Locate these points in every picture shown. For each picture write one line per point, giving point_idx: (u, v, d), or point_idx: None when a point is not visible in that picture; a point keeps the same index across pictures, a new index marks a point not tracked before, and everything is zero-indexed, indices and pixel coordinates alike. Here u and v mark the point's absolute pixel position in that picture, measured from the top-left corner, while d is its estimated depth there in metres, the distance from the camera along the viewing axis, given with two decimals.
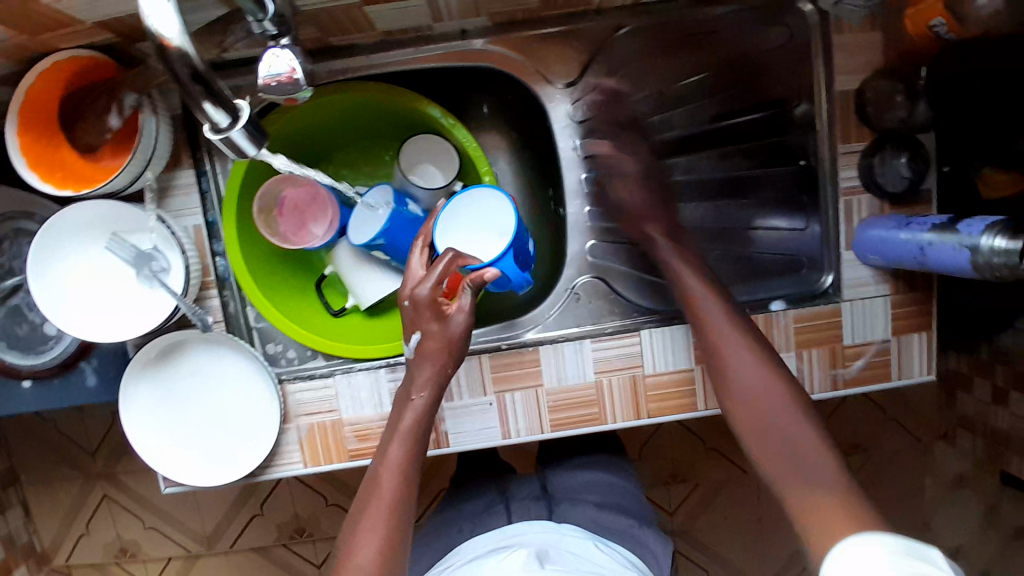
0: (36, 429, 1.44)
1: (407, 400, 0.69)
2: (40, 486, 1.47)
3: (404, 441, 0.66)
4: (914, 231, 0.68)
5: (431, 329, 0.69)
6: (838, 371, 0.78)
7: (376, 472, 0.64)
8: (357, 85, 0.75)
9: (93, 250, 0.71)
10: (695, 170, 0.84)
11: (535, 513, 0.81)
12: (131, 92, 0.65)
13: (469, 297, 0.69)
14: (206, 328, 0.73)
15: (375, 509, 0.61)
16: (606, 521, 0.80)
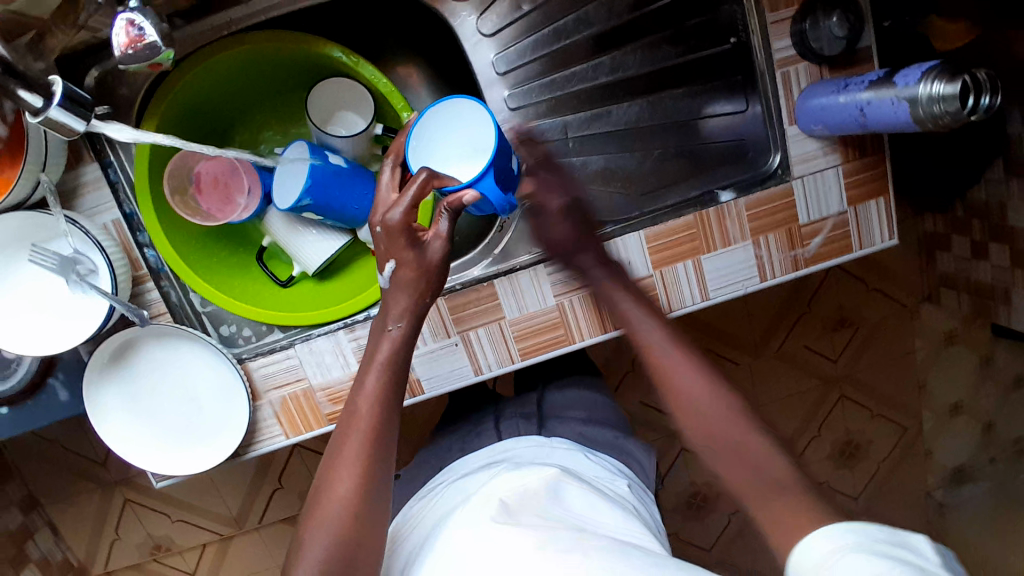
0: (43, 450, 1.46)
1: (383, 330, 0.67)
2: (61, 503, 1.50)
3: (380, 371, 0.65)
4: (852, 93, 0.65)
5: (405, 257, 0.65)
6: (798, 252, 0.77)
7: (354, 402, 0.64)
8: (247, 37, 0.71)
9: (16, 267, 0.68)
10: (622, 68, 0.79)
11: (524, 428, 0.82)
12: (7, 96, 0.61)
13: (447, 221, 0.66)
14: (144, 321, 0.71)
15: (352, 440, 0.61)
16: (593, 434, 0.82)
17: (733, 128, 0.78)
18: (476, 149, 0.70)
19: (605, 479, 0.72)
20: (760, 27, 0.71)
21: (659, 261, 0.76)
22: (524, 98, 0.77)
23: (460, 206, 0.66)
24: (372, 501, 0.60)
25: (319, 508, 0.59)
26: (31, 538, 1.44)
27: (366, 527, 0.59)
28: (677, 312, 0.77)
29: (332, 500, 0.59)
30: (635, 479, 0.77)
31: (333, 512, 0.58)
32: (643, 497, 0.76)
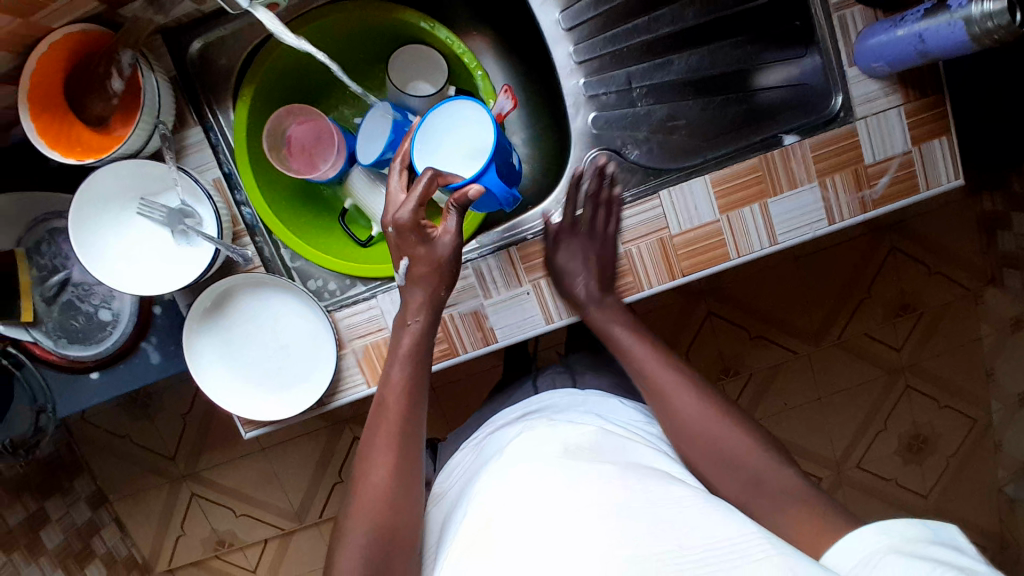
0: (115, 445, 1.53)
1: (404, 326, 0.74)
2: (130, 499, 1.55)
3: (406, 362, 0.72)
4: (908, 24, 0.69)
5: (419, 253, 0.72)
6: (864, 193, 0.78)
7: (383, 395, 0.71)
8: (333, 10, 0.75)
9: (127, 220, 0.75)
10: (681, 20, 0.81)
11: (560, 380, 0.90)
12: (126, 48, 0.68)
13: (455, 218, 0.72)
14: (247, 259, 0.77)
15: (387, 424, 0.69)
16: (626, 385, 0.88)
17: (790, 75, 0.81)
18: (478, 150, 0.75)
19: (633, 427, 0.75)
20: None
21: (725, 206, 0.77)
22: (589, 51, 0.81)
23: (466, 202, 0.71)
24: (406, 483, 0.67)
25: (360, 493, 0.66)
26: (102, 532, 1.49)
27: (399, 508, 0.66)
28: (744, 257, 0.78)
29: (368, 486, 0.66)
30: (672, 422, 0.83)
31: (370, 497, 0.65)
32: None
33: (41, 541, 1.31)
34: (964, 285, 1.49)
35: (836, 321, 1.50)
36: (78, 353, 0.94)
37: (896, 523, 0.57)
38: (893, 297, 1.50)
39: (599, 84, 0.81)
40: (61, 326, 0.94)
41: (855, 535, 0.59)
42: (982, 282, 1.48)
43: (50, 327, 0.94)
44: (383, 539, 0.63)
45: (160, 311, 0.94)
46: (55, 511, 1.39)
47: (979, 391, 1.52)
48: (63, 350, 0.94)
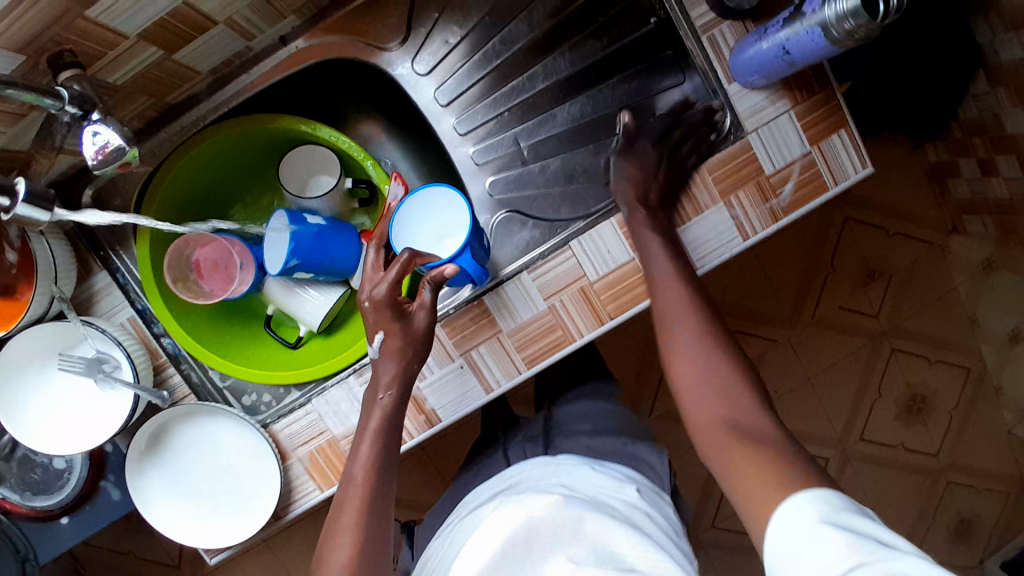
0: (119, 561, 1.50)
1: (375, 400, 0.73)
2: None
3: (371, 440, 0.71)
4: (772, 36, 0.67)
5: (393, 328, 0.73)
6: (773, 203, 0.76)
7: (352, 471, 0.70)
8: (213, 132, 0.75)
9: (48, 376, 0.74)
10: (556, 72, 0.83)
11: (532, 452, 0.81)
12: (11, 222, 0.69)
13: (430, 292, 0.73)
14: (164, 400, 0.76)
15: (347, 513, 0.67)
16: (599, 445, 0.79)
17: (680, 101, 0.81)
18: (450, 229, 0.75)
19: (611, 492, 0.68)
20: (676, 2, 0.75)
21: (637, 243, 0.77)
22: (471, 121, 0.83)
23: (442, 280, 0.71)
24: (372, 560, 0.66)
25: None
26: None
27: None
28: None
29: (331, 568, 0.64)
30: (645, 483, 0.74)
31: None
32: (656, 499, 0.72)
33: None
34: (928, 239, 1.48)
35: (810, 300, 1.48)
36: (42, 503, 0.93)
37: (826, 493, 0.54)
38: (858, 264, 1.48)
39: (488, 151, 0.83)
40: (20, 481, 0.94)
41: (789, 508, 0.54)
42: (943, 232, 1.48)
43: (13, 482, 0.93)
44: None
45: (113, 449, 0.94)
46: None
47: (965, 339, 1.50)
48: (29, 503, 0.93)
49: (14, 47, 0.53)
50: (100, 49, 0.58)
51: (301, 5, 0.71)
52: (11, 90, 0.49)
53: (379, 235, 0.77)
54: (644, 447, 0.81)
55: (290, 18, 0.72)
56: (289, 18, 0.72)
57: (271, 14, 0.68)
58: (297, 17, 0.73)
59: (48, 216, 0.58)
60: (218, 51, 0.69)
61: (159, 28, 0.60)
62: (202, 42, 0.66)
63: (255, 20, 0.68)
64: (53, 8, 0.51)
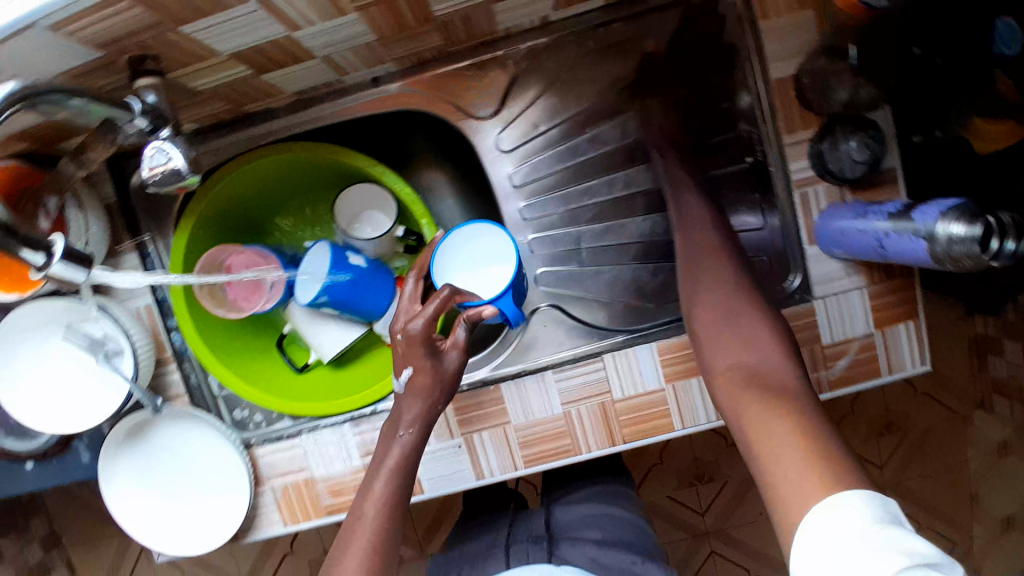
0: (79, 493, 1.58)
1: (394, 435, 0.69)
2: (84, 543, 1.64)
3: (386, 476, 0.67)
4: (871, 221, 0.64)
5: (422, 364, 0.69)
6: (820, 373, 0.74)
7: (362, 505, 0.66)
8: (277, 148, 0.75)
9: (48, 346, 0.72)
10: (636, 182, 0.79)
11: (535, 556, 0.78)
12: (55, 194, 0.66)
13: (464, 331, 0.71)
14: (157, 408, 0.74)
15: (354, 548, 0.63)
16: (606, 560, 0.76)
17: (756, 241, 0.78)
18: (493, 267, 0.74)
19: None
20: (777, 149, 0.72)
21: (671, 375, 0.74)
22: (540, 209, 0.79)
23: (478, 320, 0.71)
24: None
25: None
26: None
27: None
28: (689, 429, 0.74)
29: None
30: None
31: None
32: None
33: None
34: (951, 407, 1.44)
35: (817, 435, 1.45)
36: (12, 446, 0.92)
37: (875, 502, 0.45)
38: (876, 415, 1.46)
39: (546, 242, 0.79)
40: None
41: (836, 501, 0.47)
42: (970, 405, 1.42)
43: None
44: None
45: None
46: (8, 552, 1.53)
47: (962, 517, 1.44)
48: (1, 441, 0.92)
49: (97, 45, 0.50)
50: (188, 61, 0.56)
51: (404, 55, 0.69)
52: (76, 100, 0.48)
53: (423, 267, 0.74)
54: (657, 568, 0.76)
55: (387, 63, 0.70)
56: (387, 64, 0.70)
57: (371, 57, 0.67)
58: (396, 64, 0.71)
59: (84, 277, 0.55)
60: (306, 78, 0.68)
61: (252, 51, 0.57)
62: (296, 69, 0.64)
63: (352, 60, 0.66)
64: (147, 20, 0.48)
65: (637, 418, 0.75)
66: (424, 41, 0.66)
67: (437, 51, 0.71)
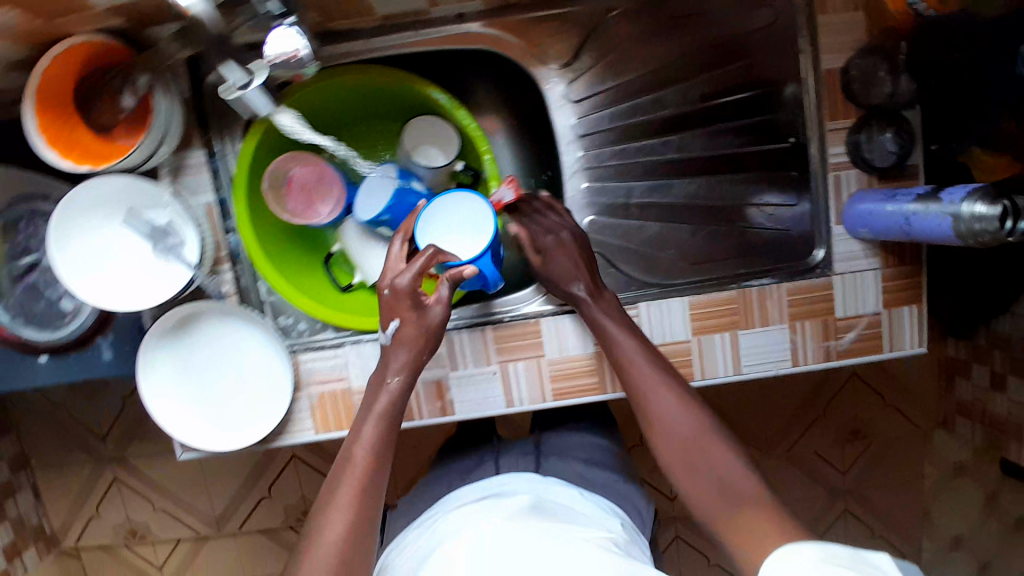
0: (56, 415, 1.61)
1: (382, 383, 0.71)
2: (50, 468, 1.65)
3: (378, 422, 0.69)
4: (899, 203, 0.71)
5: (409, 317, 0.72)
6: (830, 343, 0.81)
7: (349, 450, 0.67)
8: (355, 69, 0.79)
9: (106, 227, 0.71)
10: (688, 148, 0.86)
11: (523, 465, 0.83)
12: (144, 74, 0.65)
13: (447, 289, 0.72)
14: (218, 298, 0.78)
15: (346, 488, 0.64)
16: (590, 475, 0.82)
17: (780, 218, 0.84)
18: (472, 229, 0.76)
19: (596, 519, 0.71)
20: (818, 133, 0.79)
21: (699, 328, 0.80)
22: (597, 159, 0.85)
23: (460, 279, 0.72)
24: (364, 544, 0.63)
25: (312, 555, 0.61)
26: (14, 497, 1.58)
27: None
28: (709, 379, 0.81)
29: (315, 552, 0.61)
30: (627, 520, 0.77)
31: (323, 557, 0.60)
32: (635, 536, 0.75)
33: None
34: (915, 423, 1.53)
35: (790, 436, 1.52)
36: (29, 335, 0.89)
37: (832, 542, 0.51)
38: (846, 423, 1.52)
39: (600, 191, 0.85)
40: (18, 305, 0.89)
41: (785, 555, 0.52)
42: (932, 423, 1.52)
43: (7, 304, 0.88)
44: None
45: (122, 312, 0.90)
46: None
47: (912, 525, 1.56)
48: (15, 329, 0.88)
49: None
50: None
51: None
52: None
53: (407, 230, 0.76)
54: (629, 488, 0.83)
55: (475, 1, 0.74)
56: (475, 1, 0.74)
57: None
58: (482, 3, 0.75)
59: (263, 108, 0.68)
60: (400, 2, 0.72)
61: None
62: None
63: None
64: None
65: (663, 363, 0.81)
66: None
67: None
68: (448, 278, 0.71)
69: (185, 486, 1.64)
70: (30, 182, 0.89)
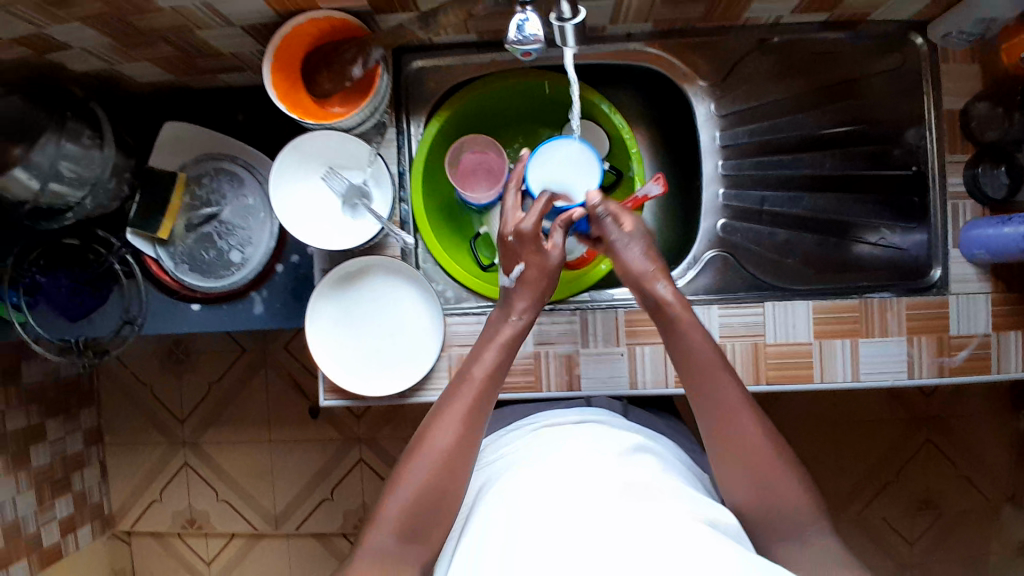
0: (127, 383, 1.52)
1: (507, 317, 0.78)
2: (122, 447, 1.52)
3: (498, 349, 0.75)
4: (1017, 224, 0.78)
5: (532, 259, 0.78)
6: (944, 359, 0.85)
7: (469, 368, 0.73)
8: (533, 72, 0.91)
9: (311, 178, 0.83)
10: (818, 165, 0.95)
11: (612, 407, 0.92)
12: (379, 48, 0.77)
13: (561, 234, 0.80)
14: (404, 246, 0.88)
15: (460, 400, 0.71)
16: (676, 435, 0.91)
17: (894, 242, 0.91)
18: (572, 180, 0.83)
19: (679, 466, 0.75)
20: (937, 162, 0.88)
21: (819, 332, 0.86)
22: (734, 167, 0.94)
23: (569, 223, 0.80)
24: (467, 454, 0.69)
25: (422, 447, 0.68)
26: (81, 470, 1.45)
27: (456, 473, 0.68)
28: (827, 382, 0.86)
29: (431, 449, 0.68)
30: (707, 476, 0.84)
31: (431, 455, 0.68)
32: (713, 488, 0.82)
33: (29, 456, 1.29)
34: (983, 495, 1.41)
35: (862, 497, 1.40)
36: (192, 282, 0.97)
37: None
38: (919, 490, 1.40)
39: (734, 197, 0.94)
40: (188, 253, 0.99)
41: None
42: (1000, 498, 1.41)
43: (175, 250, 0.98)
44: (417, 515, 0.66)
45: (281, 270, 1.00)
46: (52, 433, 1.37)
47: None
48: (180, 275, 0.98)
49: None
50: None
51: (665, 19, 0.84)
52: None
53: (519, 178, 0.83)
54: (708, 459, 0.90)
55: (646, 23, 0.85)
56: (646, 23, 0.85)
57: (643, 13, 0.82)
58: (652, 26, 0.87)
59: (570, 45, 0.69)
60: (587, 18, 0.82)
61: None
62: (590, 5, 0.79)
63: (630, 11, 0.81)
64: None
65: (783, 361, 0.86)
66: (686, 10, 0.82)
67: (686, 22, 0.86)
68: (561, 223, 0.79)
69: (248, 473, 1.51)
70: (218, 143, 1.00)
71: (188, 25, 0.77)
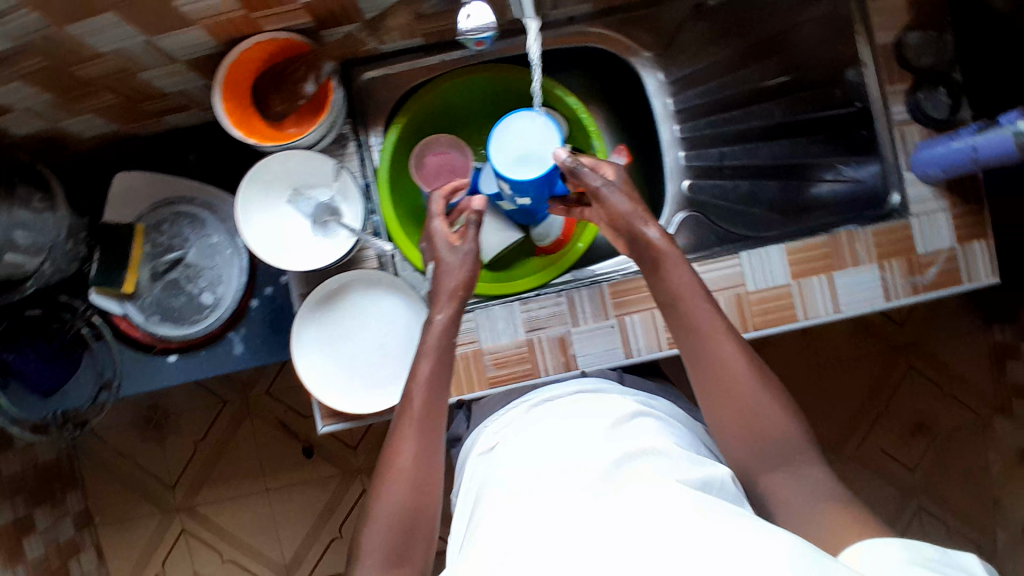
0: (106, 461, 1.44)
1: (432, 318, 0.75)
2: (116, 524, 1.44)
3: (433, 360, 0.72)
4: (963, 137, 0.82)
5: (443, 258, 0.77)
6: (917, 278, 0.88)
7: (408, 387, 0.71)
8: (485, 67, 0.93)
9: (275, 205, 0.83)
10: (768, 114, 0.99)
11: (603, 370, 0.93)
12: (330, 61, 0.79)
13: (473, 227, 0.77)
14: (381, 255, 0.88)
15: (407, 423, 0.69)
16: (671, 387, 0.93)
17: (853, 179, 0.94)
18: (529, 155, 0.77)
19: (665, 419, 0.75)
20: (879, 97, 0.90)
21: (798, 272, 0.88)
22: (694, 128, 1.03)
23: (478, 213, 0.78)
24: (429, 473, 0.67)
25: (389, 473, 0.67)
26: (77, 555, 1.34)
27: (426, 495, 0.67)
28: (813, 319, 0.88)
29: (396, 473, 0.66)
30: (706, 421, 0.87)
31: (397, 479, 0.66)
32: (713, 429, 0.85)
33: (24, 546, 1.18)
34: (973, 412, 1.43)
35: (856, 433, 1.43)
36: (165, 332, 0.95)
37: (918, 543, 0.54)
38: (907, 416, 1.43)
39: (696, 156, 1.03)
40: (156, 303, 0.95)
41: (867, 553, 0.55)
42: (989, 410, 1.41)
43: (143, 303, 0.94)
44: (400, 539, 0.65)
45: (257, 305, 0.99)
46: (42, 521, 1.25)
47: None
48: (152, 327, 0.94)
49: None
50: None
51: None
52: None
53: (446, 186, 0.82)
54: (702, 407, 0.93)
55: (586, 5, 0.93)
56: (585, 5, 0.93)
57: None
58: (591, 7, 0.94)
59: None
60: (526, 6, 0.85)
61: None
62: None
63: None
64: None
65: (768, 306, 0.88)
66: None
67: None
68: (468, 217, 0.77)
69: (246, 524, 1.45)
70: (178, 187, 0.98)
71: (129, 69, 0.76)
